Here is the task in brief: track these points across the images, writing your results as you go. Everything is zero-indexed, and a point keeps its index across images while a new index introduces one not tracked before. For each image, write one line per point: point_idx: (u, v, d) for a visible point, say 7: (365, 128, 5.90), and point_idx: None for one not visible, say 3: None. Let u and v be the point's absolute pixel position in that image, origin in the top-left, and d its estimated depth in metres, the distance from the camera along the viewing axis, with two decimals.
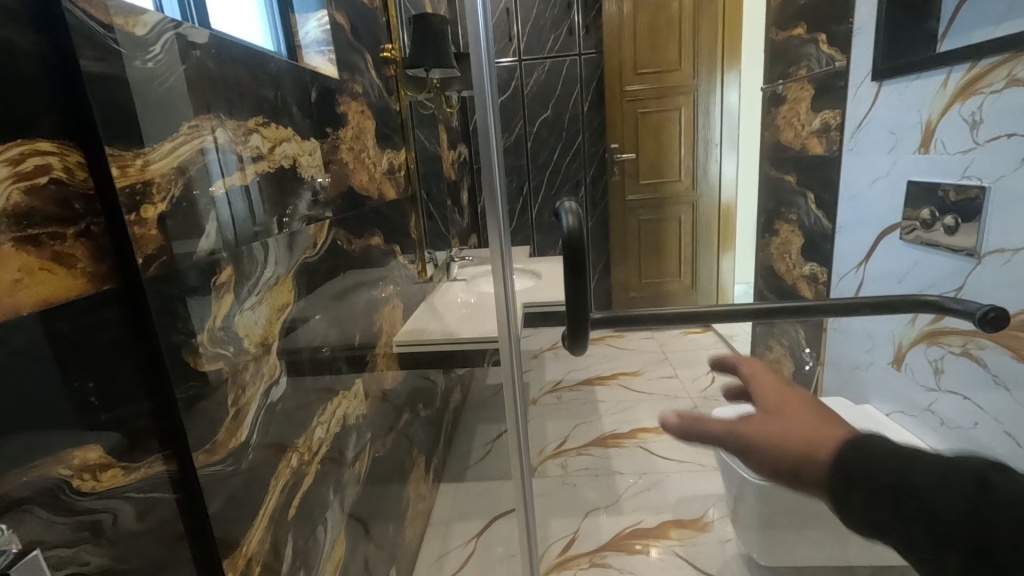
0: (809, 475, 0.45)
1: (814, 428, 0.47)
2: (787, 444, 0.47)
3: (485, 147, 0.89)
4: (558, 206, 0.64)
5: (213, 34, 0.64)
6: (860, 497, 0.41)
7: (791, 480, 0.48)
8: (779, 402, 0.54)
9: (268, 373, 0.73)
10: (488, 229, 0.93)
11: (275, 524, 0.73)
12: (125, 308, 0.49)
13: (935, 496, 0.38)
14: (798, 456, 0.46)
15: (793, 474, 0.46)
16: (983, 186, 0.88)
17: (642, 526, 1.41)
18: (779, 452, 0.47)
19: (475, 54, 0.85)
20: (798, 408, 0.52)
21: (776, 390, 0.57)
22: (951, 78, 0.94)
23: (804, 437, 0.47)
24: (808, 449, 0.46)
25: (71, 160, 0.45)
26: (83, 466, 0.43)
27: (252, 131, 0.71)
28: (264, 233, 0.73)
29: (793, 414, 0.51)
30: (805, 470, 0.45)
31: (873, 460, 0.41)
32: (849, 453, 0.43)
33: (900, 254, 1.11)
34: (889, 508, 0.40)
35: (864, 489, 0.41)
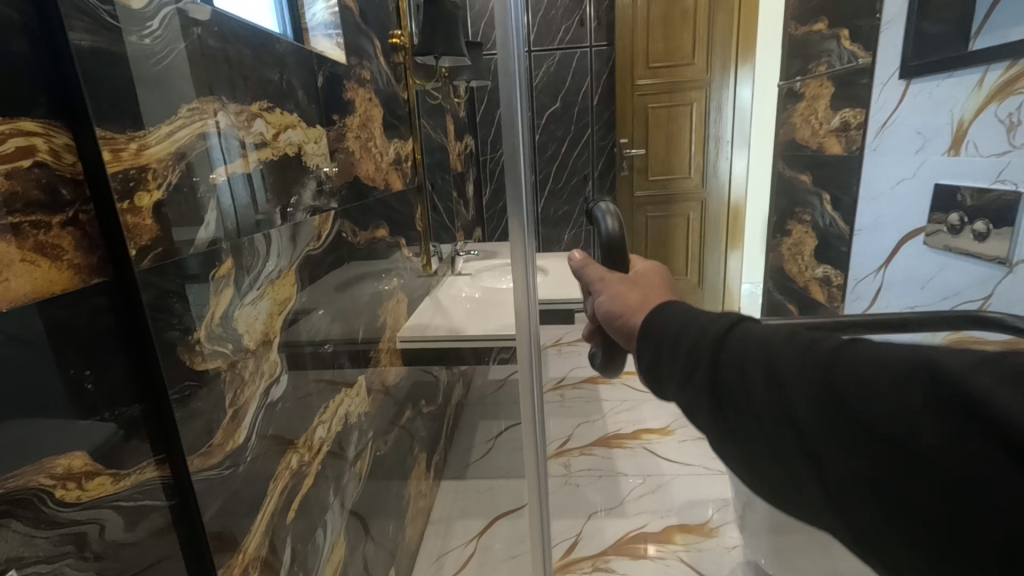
0: (629, 331, 0.44)
1: (652, 289, 0.47)
2: (619, 293, 0.48)
3: (511, 132, 0.82)
4: (591, 206, 0.60)
5: (216, 12, 0.60)
6: (656, 350, 0.39)
7: (617, 337, 0.47)
8: (644, 270, 0.51)
9: (268, 370, 0.69)
10: (509, 220, 0.87)
11: (273, 527, 0.70)
12: (116, 302, 0.46)
13: (705, 345, 0.36)
14: (628, 305, 0.45)
15: (618, 329, 0.46)
16: (1016, 191, 0.85)
17: (646, 530, 1.38)
18: (610, 299, 0.48)
19: (502, 33, 0.78)
20: (660, 278, 0.50)
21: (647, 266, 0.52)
22: (988, 77, 0.91)
23: (640, 295, 0.46)
24: (639, 304, 0.45)
25: (59, 142, 0.42)
26: (66, 474, 0.40)
27: (256, 116, 0.68)
28: (267, 223, 0.69)
29: (649, 281, 0.49)
30: (625, 325, 0.45)
31: (674, 322, 0.39)
32: (661, 309, 0.42)
33: (925, 259, 1.07)
34: (676, 381, 0.37)
35: (657, 335, 0.40)
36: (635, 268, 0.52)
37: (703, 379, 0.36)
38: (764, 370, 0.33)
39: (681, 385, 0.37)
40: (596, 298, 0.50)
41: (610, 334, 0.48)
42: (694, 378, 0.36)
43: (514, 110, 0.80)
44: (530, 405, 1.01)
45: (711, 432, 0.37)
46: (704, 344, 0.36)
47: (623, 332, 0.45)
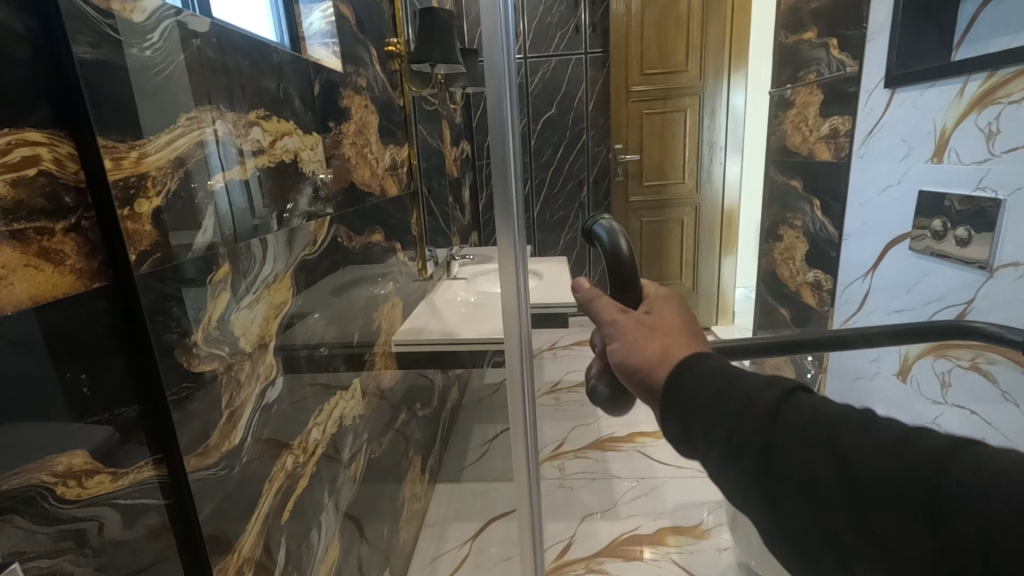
0: (649, 386, 0.42)
1: (672, 335, 0.44)
2: (635, 341, 0.45)
3: (499, 141, 0.84)
4: (592, 224, 0.60)
5: (214, 23, 0.62)
6: (688, 414, 0.37)
7: (636, 393, 0.44)
8: (658, 308, 0.48)
9: (264, 373, 0.71)
10: (497, 226, 0.89)
11: (268, 527, 0.72)
12: (115, 307, 0.47)
13: (756, 412, 0.34)
14: (644, 358, 0.42)
15: (635, 382, 0.43)
16: (998, 198, 0.88)
17: (639, 532, 1.40)
18: (626, 344, 0.45)
19: (489, 44, 0.79)
20: (678, 318, 0.47)
21: (661, 306, 0.49)
22: (967, 87, 0.94)
23: (659, 342, 0.43)
24: (659, 355, 0.42)
25: (63, 151, 0.43)
26: (67, 472, 0.42)
27: (253, 124, 0.69)
28: (263, 228, 0.71)
29: (665, 323, 0.46)
30: (647, 381, 0.42)
31: (716, 380, 0.37)
32: (689, 366, 0.39)
33: (910, 264, 1.09)
34: (720, 447, 0.35)
35: (686, 398, 0.37)
36: (648, 303, 0.50)
37: (754, 452, 0.33)
38: (829, 451, 0.31)
39: (726, 452, 0.35)
40: (607, 346, 0.47)
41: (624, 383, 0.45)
42: (742, 454, 0.34)
43: (502, 119, 0.82)
44: (522, 408, 1.02)
45: (758, 504, 0.34)
46: (754, 410, 0.34)
47: (642, 387, 0.42)
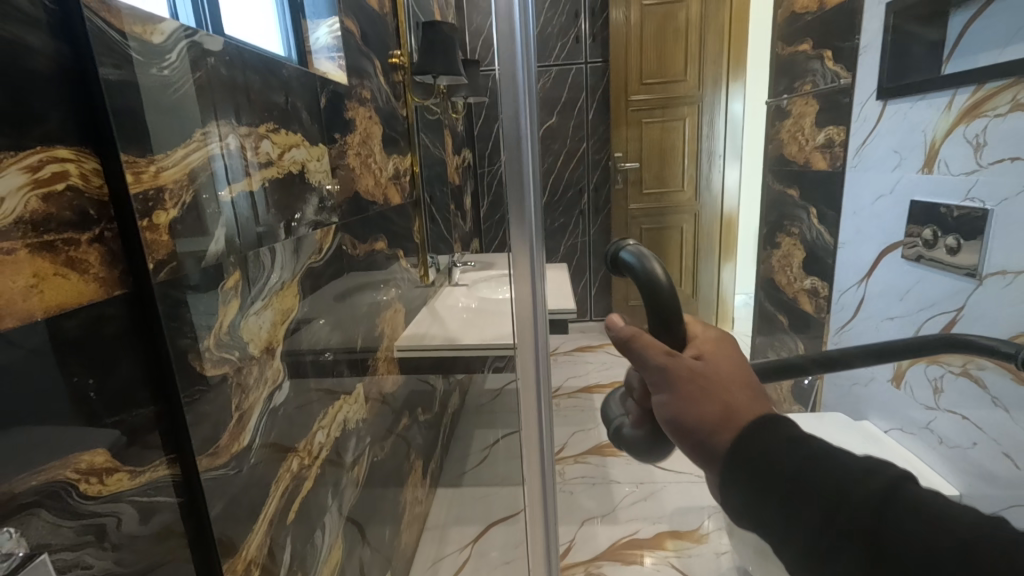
0: (709, 437, 0.48)
1: (729, 390, 0.50)
2: (694, 394, 0.50)
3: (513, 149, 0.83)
4: (620, 248, 0.64)
5: (228, 42, 0.65)
6: (756, 466, 0.45)
7: (693, 444, 0.51)
8: (709, 356, 0.53)
9: (271, 377, 0.73)
10: (511, 231, 0.89)
11: (274, 527, 0.74)
12: (133, 314, 0.49)
13: (823, 472, 0.43)
14: (706, 416, 0.49)
15: (694, 435, 0.49)
16: (986, 209, 0.90)
17: (638, 536, 1.43)
18: (685, 392, 0.51)
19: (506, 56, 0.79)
20: (728, 368, 0.53)
21: (710, 350, 0.54)
22: (956, 100, 0.96)
23: (719, 398, 0.49)
24: (721, 411, 0.49)
25: (88, 166, 0.46)
26: (89, 469, 0.44)
27: (263, 137, 0.72)
28: (270, 236, 0.73)
29: (717, 373, 0.51)
30: (707, 435, 0.49)
31: (782, 443, 0.46)
32: (759, 426, 0.47)
33: (902, 272, 1.12)
34: (787, 491, 0.44)
35: (760, 453, 0.46)
36: (695, 346, 0.54)
37: (818, 499, 0.42)
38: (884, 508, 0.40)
39: (789, 497, 0.43)
40: (661, 395, 0.53)
41: (676, 432, 0.52)
42: (806, 500, 0.43)
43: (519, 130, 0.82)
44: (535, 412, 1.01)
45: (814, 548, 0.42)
46: (819, 469, 0.43)
47: (702, 440, 0.49)
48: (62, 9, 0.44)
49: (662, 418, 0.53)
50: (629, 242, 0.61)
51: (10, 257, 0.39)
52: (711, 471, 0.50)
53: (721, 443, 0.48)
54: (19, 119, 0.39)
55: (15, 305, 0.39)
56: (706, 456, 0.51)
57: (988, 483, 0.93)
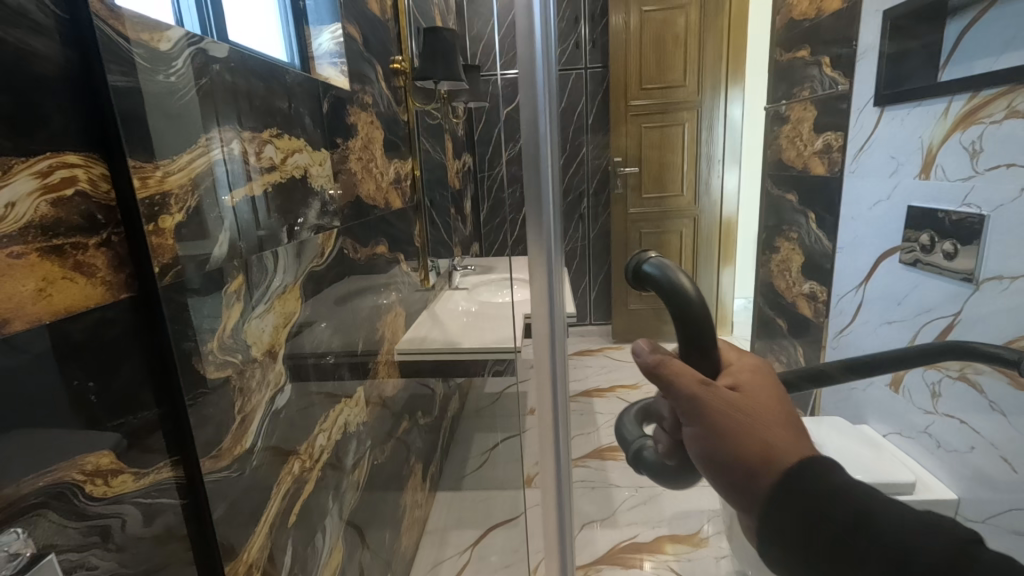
0: (749, 486, 0.42)
1: (770, 426, 0.43)
2: (731, 430, 0.44)
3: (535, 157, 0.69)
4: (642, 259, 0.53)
5: (232, 49, 0.66)
6: (796, 528, 0.40)
7: (732, 487, 0.44)
8: (747, 384, 0.46)
9: (274, 380, 0.74)
10: (529, 238, 0.73)
11: (275, 530, 0.74)
12: (139, 316, 0.50)
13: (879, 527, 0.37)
14: (748, 457, 0.42)
15: (732, 477, 0.43)
16: (982, 214, 0.91)
17: (637, 540, 1.44)
18: (720, 432, 0.44)
19: (526, 52, 0.65)
20: (766, 399, 0.46)
21: (749, 379, 0.47)
22: (952, 106, 0.98)
23: (760, 439, 0.42)
24: (761, 455, 0.42)
25: (97, 172, 0.47)
26: (94, 471, 0.44)
27: (266, 142, 0.73)
28: (273, 240, 0.74)
29: (757, 405, 0.44)
30: (748, 478, 0.42)
31: (831, 491, 0.40)
32: (802, 476, 0.41)
33: (901, 278, 1.12)
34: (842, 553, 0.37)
35: (800, 522, 0.39)
36: (731, 374, 0.47)
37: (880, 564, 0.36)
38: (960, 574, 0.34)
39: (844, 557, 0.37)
40: (692, 429, 0.46)
41: (711, 469, 0.45)
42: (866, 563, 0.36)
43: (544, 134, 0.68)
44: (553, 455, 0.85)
45: None
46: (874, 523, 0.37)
47: (742, 484, 0.43)
48: (72, 18, 0.44)
49: (693, 454, 0.47)
50: (652, 255, 0.51)
51: (20, 261, 0.39)
52: (745, 519, 0.45)
53: (759, 499, 0.42)
54: (26, 125, 0.40)
55: (24, 308, 0.39)
56: (741, 502, 0.45)
57: (986, 487, 0.94)
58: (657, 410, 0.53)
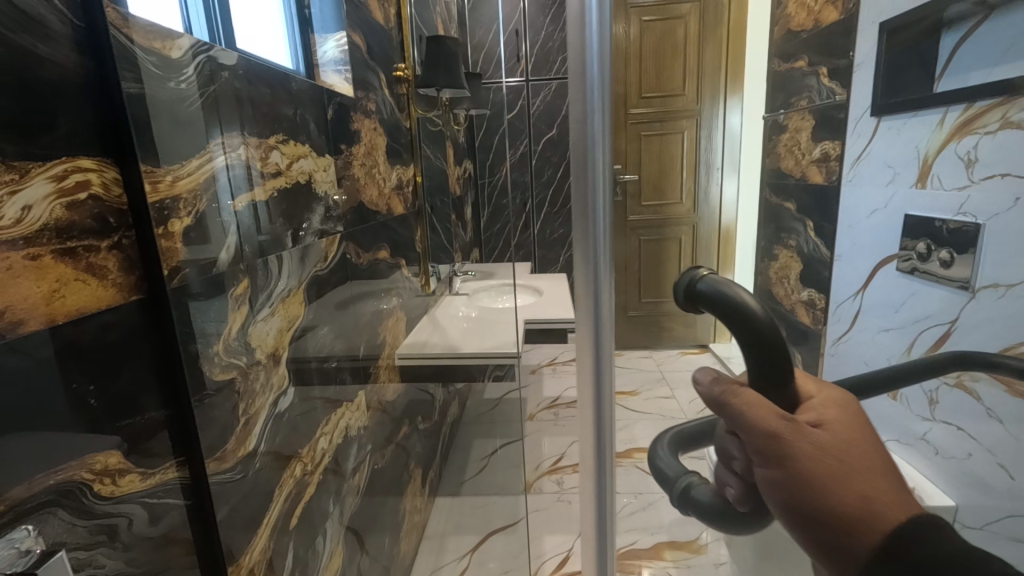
0: (844, 551, 0.35)
1: (870, 477, 0.36)
2: (823, 476, 0.36)
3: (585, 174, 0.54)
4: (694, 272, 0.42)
5: (240, 56, 0.67)
6: None
7: (817, 548, 0.37)
8: (833, 419, 0.39)
9: (277, 383, 0.74)
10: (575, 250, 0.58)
11: (277, 533, 0.74)
12: (146, 318, 0.51)
13: None
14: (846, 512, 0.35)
15: (821, 536, 0.36)
16: (977, 224, 0.92)
17: (637, 547, 1.41)
18: (806, 478, 0.36)
19: (577, 44, 0.51)
20: (859, 441, 0.38)
21: (836, 412, 0.40)
22: (948, 117, 1.02)
23: (858, 492, 0.35)
24: (856, 510, 0.35)
25: (109, 176, 0.48)
26: (102, 471, 0.45)
27: (272, 148, 0.74)
28: (277, 245, 0.75)
29: (850, 448, 0.37)
30: (843, 542, 0.35)
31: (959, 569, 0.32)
32: (918, 545, 0.33)
33: (899, 286, 1.14)
34: None
35: None
36: (813, 409, 0.39)
37: None
38: None
39: None
40: (768, 471, 0.38)
41: (791, 522, 0.38)
42: None
43: (594, 149, 0.53)
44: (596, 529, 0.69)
45: None
46: None
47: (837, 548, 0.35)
48: (87, 25, 0.45)
49: (767, 501, 0.39)
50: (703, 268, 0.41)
51: (36, 262, 0.40)
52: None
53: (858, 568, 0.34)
54: (34, 129, 0.40)
55: (38, 309, 0.40)
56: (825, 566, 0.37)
57: (980, 492, 0.95)
58: (725, 447, 0.43)
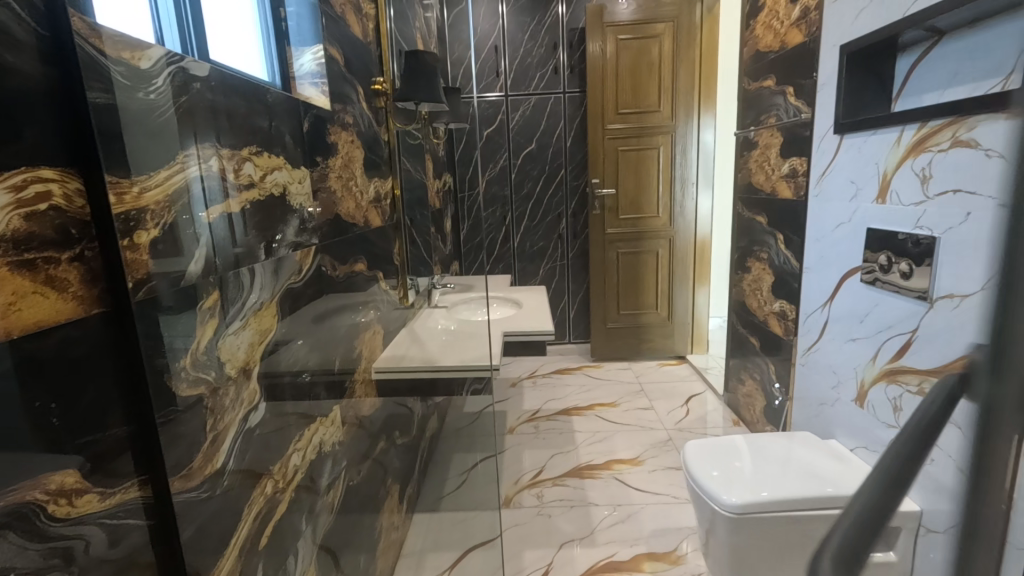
0: None
1: None
2: None
3: None
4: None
5: (213, 68, 0.67)
6: None
7: None
8: None
9: (247, 398, 0.73)
10: None
11: (245, 554, 0.72)
12: (110, 332, 0.49)
13: None
14: None
15: None
16: (932, 236, 0.96)
17: (616, 559, 1.42)
18: None
19: None
20: None
21: None
22: (904, 135, 1.03)
23: None
24: None
25: (72, 187, 0.46)
26: (58, 491, 0.43)
27: (245, 159, 0.73)
28: (250, 257, 0.74)
29: None
30: None
31: None
32: None
33: (864, 295, 1.17)
34: None
35: None
36: None
37: None
38: None
39: None
40: None
41: None
42: None
43: None
44: None
45: None
46: None
47: None
48: (53, 35, 0.45)
49: None
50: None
51: None
52: None
53: None
54: None
55: None
56: None
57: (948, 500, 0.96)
58: None
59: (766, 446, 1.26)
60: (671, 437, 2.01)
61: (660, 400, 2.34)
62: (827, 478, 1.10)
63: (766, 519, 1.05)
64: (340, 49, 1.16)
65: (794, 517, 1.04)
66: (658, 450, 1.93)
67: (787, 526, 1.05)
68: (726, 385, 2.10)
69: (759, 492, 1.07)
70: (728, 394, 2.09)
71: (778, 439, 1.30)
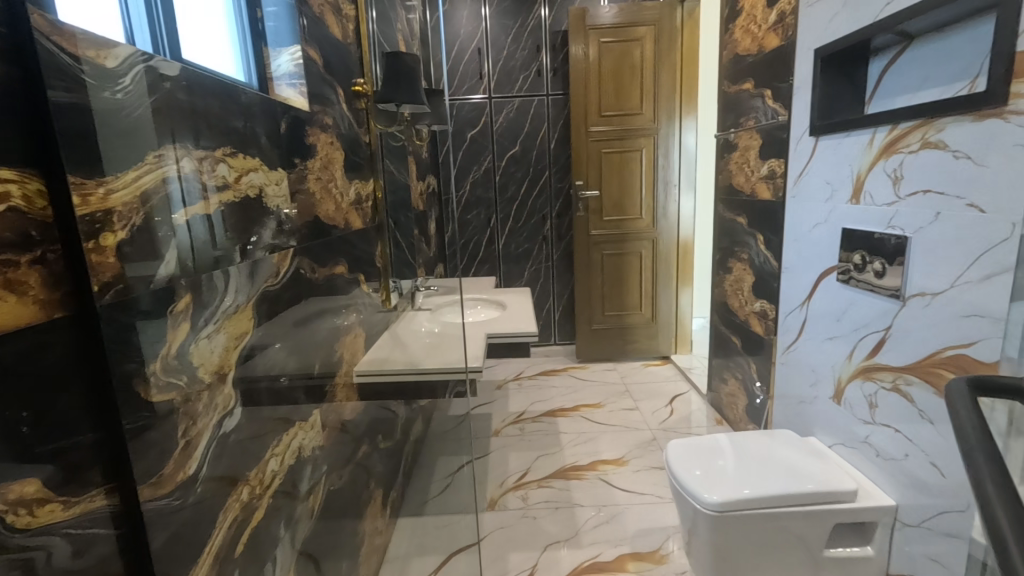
0: None
1: None
2: None
3: None
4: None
5: (185, 67, 0.65)
6: None
7: None
8: None
9: (222, 403, 0.71)
10: None
11: (220, 562, 0.70)
12: (73, 336, 0.48)
13: None
14: None
15: None
16: (904, 236, 0.98)
17: (600, 559, 1.42)
18: None
19: None
20: None
21: None
22: (876, 137, 1.06)
23: None
24: None
25: (32, 188, 0.45)
26: (18, 501, 0.42)
27: (219, 161, 0.72)
28: (225, 259, 0.72)
29: None
30: None
31: None
32: None
33: (839, 294, 1.19)
34: None
35: None
36: None
37: None
38: None
39: None
40: None
41: None
42: None
43: None
44: None
45: None
46: None
47: None
48: (12, 33, 0.44)
49: None
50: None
51: None
52: None
53: None
54: None
55: None
56: None
57: (922, 492, 0.98)
58: None
59: (748, 444, 1.27)
60: (655, 437, 2.02)
61: (645, 400, 2.35)
62: (807, 474, 1.11)
63: (748, 517, 1.06)
64: (318, 49, 1.15)
65: (774, 514, 1.06)
66: (643, 450, 1.94)
67: (767, 522, 1.06)
68: (710, 385, 2.12)
69: (740, 489, 1.08)
70: (711, 393, 2.11)
71: (759, 436, 1.32)
